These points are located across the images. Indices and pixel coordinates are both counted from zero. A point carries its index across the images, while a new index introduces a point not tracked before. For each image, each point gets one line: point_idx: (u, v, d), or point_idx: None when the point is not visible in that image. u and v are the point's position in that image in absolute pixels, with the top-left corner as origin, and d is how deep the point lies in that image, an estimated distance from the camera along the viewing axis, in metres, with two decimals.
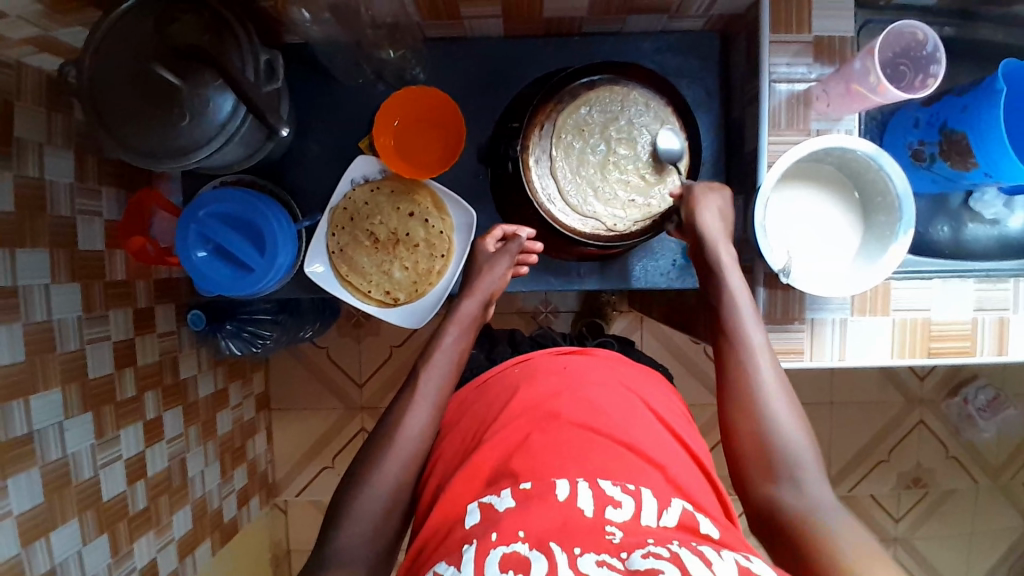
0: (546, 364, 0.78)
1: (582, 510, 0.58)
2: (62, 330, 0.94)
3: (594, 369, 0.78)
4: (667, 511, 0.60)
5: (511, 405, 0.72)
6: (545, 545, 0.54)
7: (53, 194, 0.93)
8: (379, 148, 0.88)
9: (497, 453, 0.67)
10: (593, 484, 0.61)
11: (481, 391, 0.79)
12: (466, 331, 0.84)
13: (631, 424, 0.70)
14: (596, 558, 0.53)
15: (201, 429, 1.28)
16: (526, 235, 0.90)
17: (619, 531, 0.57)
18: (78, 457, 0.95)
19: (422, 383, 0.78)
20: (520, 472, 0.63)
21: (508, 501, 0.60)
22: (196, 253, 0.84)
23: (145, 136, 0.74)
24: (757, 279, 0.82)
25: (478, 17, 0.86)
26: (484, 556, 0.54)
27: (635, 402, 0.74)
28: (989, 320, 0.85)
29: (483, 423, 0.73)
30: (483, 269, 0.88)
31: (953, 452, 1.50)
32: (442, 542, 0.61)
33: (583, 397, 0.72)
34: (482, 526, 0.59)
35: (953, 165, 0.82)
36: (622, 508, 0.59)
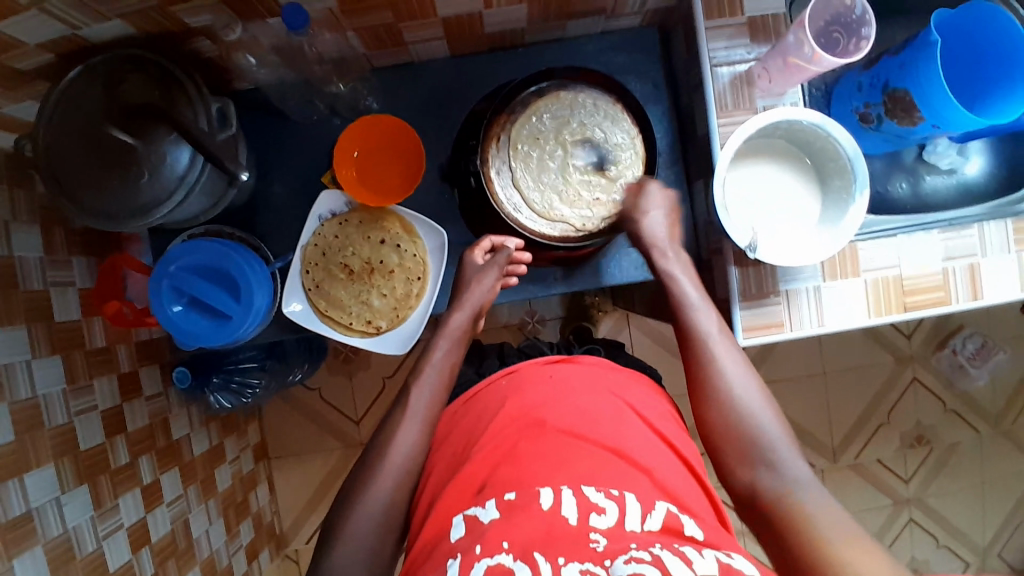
0: (532, 373, 0.80)
1: (566, 518, 0.60)
2: (48, 404, 0.93)
3: (579, 377, 0.80)
4: (651, 515, 0.62)
5: (499, 418, 0.75)
6: (529, 556, 0.56)
7: (24, 270, 0.93)
8: (341, 180, 0.89)
9: (485, 466, 0.70)
10: (577, 492, 0.63)
11: (471, 406, 0.81)
12: (456, 344, 0.88)
13: (617, 428, 0.73)
14: (579, 567, 0.55)
15: (202, 487, 1.27)
16: (513, 245, 0.90)
17: (603, 538, 0.58)
18: (80, 530, 0.94)
19: (412, 399, 0.82)
20: (506, 483, 0.66)
21: (493, 512, 0.63)
22: (172, 307, 0.84)
23: (106, 199, 0.75)
24: (727, 259, 0.83)
25: (422, 41, 0.88)
26: (468, 569, 0.57)
27: (619, 406, 0.76)
28: (958, 268, 0.86)
29: (473, 435, 0.75)
30: (472, 283, 0.90)
31: (951, 404, 1.51)
32: (431, 555, 0.64)
33: (570, 405, 0.74)
34: (467, 540, 0.61)
35: (900, 122, 0.85)
36: (607, 515, 0.61)
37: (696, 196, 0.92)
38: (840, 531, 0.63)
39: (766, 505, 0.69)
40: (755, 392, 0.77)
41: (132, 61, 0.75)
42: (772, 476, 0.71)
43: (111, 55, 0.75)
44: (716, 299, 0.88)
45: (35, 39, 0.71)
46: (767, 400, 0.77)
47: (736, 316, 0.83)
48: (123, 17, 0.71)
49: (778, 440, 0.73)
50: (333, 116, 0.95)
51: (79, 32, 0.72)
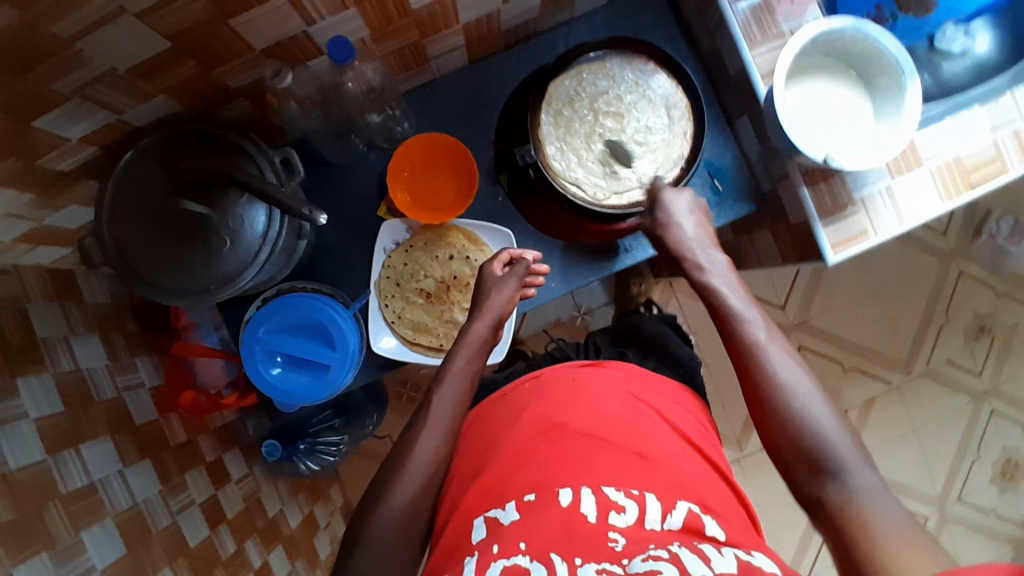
0: (557, 377, 0.83)
1: (585, 515, 0.62)
2: (150, 509, 0.90)
3: (602, 382, 0.81)
4: (673, 514, 0.64)
5: (518, 424, 0.76)
6: (547, 556, 0.57)
7: (95, 379, 0.90)
8: (398, 204, 0.89)
9: (505, 467, 0.70)
10: (596, 490, 0.64)
11: (499, 406, 0.82)
12: (477, 354, 0.84)
13: (643, 429, 0.74)
14: (596, 567, 0.55)
15: (308, 560, 1.24)
16: (531, 257, 0.89)
17: (622, 538, 0.59)
18: None
19: (434, 407, 0.78)
20: (526, 486, 0.66)
21: (513, 513, 0.63)
22: (270, 371, 0.83)
23: (191, 276, 0.74)
24: (797, 182, 0.84)
25: (442, 53, 0.89)
26: (486, 567, 0.57)
27: (641, 408, 0.78)
28: (1006, 138, 0.89)
29: (498, 436, 0.77)
30: (492, 292, 0.86)
31: (1002, 288, 1.53)
32: (452, 556, 0.64)
33: (589, 411, 0.75)
34: (487, 540, 0.62)
35: (915, 15, 0.90)
36: (626, 513, 0.62)
37: (742, 134, 0.93)
38: (894, 528, 0.59)
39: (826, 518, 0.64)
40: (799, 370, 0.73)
41: (183, 135, 0.75)
42: (831, 481, 0.65)
43: (159, 136, 0.74)
44: (793, 226, 0.90)
45: (76, 134, 0.70)
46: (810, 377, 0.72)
47: (821, 236, 0.84)
48: (166, 92, 0.72)
49: (823, 416, 0.69)
50: (370, 151, 0.95)
51: (122, 116, 0.72)
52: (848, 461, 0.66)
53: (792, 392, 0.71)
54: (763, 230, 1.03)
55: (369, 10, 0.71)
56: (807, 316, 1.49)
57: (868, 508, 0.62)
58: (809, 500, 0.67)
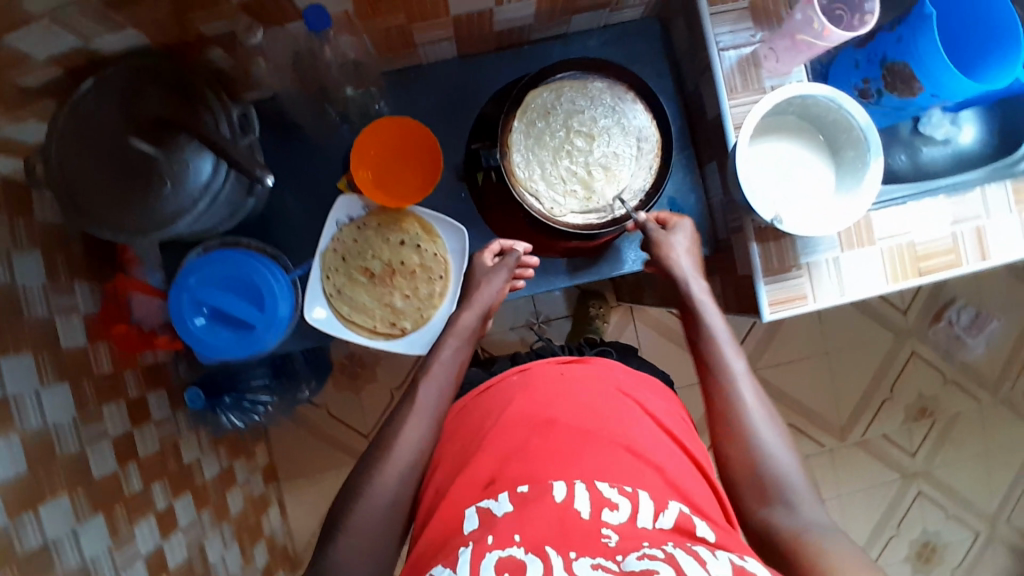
0: (543, 372, 0.81)
1: (578, 511, 0.63)
2: (59, 434, 0.91)
3: (590, 376, 0.80)
4: (665, 513, 0.64)
5: (506, 419, 0.75)
6: (541, 549, 0.59)
7: (26, 297, 0.91)
8: (358, 181, 0.87)
9: (493, 460, 0.71)
10: (590, 486, 0.65)
11: (484, 398, 0.81)
12: (463, 343, 0.87)
13: (629, 426, 0.74)
14: (591, 562, 0.58)
15: (214, 512, 1.26)
16: (522, 248, 0.91)
17: (615, 534, 0.61)
18: (97, 562, 0.93)
19: (421, 393, 0.81)
20: (516, 477, 0.68)
21: (506, 504, 0.65)
22: (194, 320, 0.83)
23: (130, 213, 0.73)
24: (748, 236, 0.85)
25: (430, 42, 0.88)
26: (480, 559, 0.58)
27: (630, 405, 0.78)
28: (966, 232, 0.89)
29: (482, 429, 0.77)
30: (481, 283, 0.88)
31: (951, 375, 1.54)
32: (441, 548, 0.65)
33: (579, 404, 0.75)
34: (480, 531, 0.63)
35: (900, 94, 0.89)
36: (619, 510, 0.63)
37: (708, 179, 0.94)
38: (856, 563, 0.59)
39: (779, 548, 0.66)
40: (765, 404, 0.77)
41: (145, 74, 0.74)
42: (789, 515, 0.68)
43: (120, 70, 0.73)
44: (739, 277, 0.89)
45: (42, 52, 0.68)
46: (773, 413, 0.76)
47: (762, 291, 0.85)
48: (139, 29, 0.71)
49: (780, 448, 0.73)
50: (342, 122, 0.93)
51: (89, 44, 0.70)
52: (798, 494, 0.69)
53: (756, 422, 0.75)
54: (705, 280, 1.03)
55: None
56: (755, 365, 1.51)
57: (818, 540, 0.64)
58: (753, 527, 0.70)
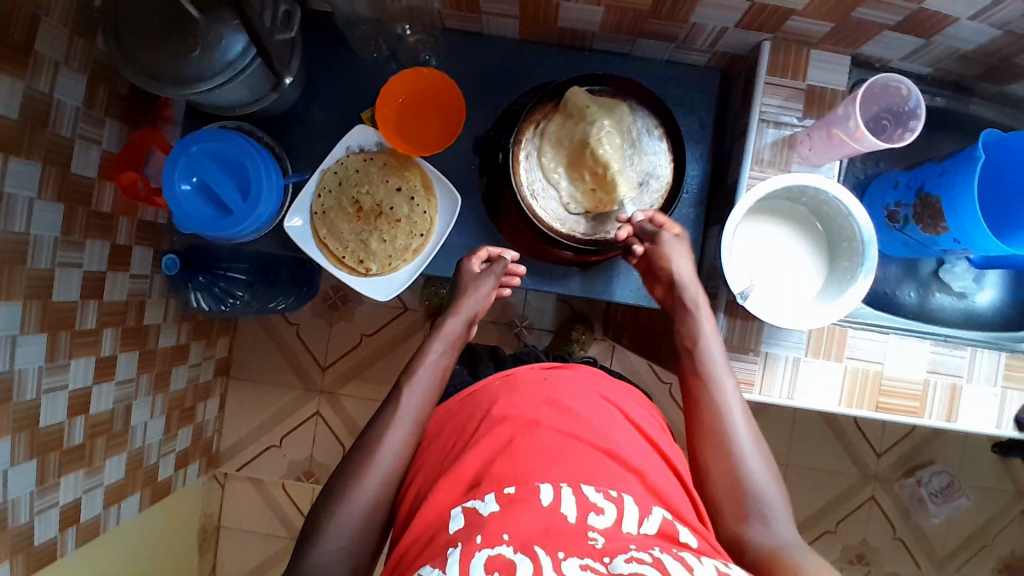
0: (528, 376, 0.80)
1: (565, 515, 0.60)
2: (36, 247, 0.96)
3: (576, 382, 0.80)
4: (648, 519, 0.63)
5: (490, 418, 0.74)
6: (530, 549, 0.56)
7: (58, 112, 0.97)
8: (379, 119, 0.90)
9: (479, 457, 0.69)
10: (577, 490, 0.63)
11: (466, 402, 0.80)
12: (450, 349, 0.86)
13: (609, 434, 0.73)
14: (579, 563, 0.55)
15: (154, 380, 1.31)
16: (510, 257, 0.91)
17: (601, 537, 0.59)
18: (24, 375, 0.97)
19: (405, 399, 0.79)
20: (503, 477, 0.65)
21: (493, 505, 0.62)
22: (181, 185, 0.85)
23: (156, 60, 0.77)
24: (719, 306, 0.84)
25: (495, 14, 0.90)
26: (469, 559, 0.55)
27: (614, 416, 0.77)
28: (941, 384, 0.86)
29: (466, 431, 0.75)
30: (468, 291, 0.89)
31: (901, 534, 1.48)
32: (426, 547, 0.62)
33: (560, 408, 0.74)
34: (467, 530, 0.60)
35: (924, 229, 0.86)
36: (605, 515, 0.61)
37: (710, 241, 0.93)
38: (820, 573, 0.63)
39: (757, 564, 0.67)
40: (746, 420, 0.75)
41: None
42: (762, 522, 0.69)
43: None
44: None
45: None
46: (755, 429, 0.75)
47: None
48: None
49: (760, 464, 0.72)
50: (391, 60, 0.97)
51: None
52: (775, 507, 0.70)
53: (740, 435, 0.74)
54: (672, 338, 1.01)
55: None
56: None
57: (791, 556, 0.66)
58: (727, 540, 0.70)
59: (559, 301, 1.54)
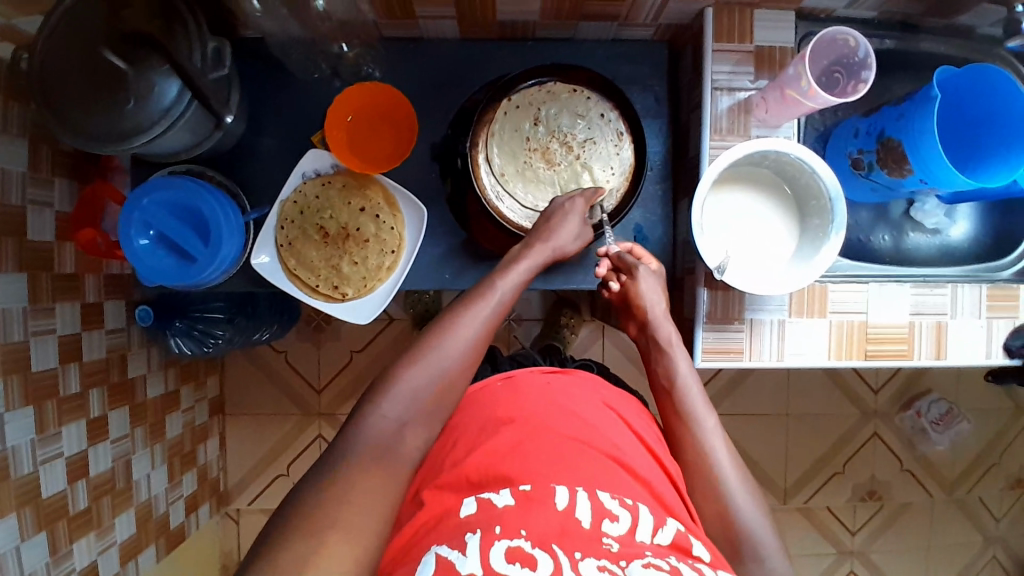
0: (531, 381, 0.80)
1: (580, 519, 0.61)
2: (5, 321, 0.94)
3: (579, 389, 0.80)
4: (662, 530, 0.63)
5: (495, 421, 0.74)
6: (548, 546, 0.57)
7: (4, 181, 0.94)
8: (331, 142, 0.88)
9: (489, 455, 0.68)
10: (592, 495, 0.63)
11: (469, 402, 0.79)
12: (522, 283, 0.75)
13: (614, 436, 0.74)
14: (597, 563, 0.56)
15: (150, 431, 1.29)
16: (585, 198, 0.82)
17: (616, 543, 0.59)
18: (18, 451, 0.96)
19: (464, 318, 0.69)
20: (514, 476, 0.65)
21: (508, 499, 0.63)
22: (138, 240, 0.83)
23: (89, 118, 0.75)
24: (698, 280, 0.83)
25: (432, 18, 0.88)
26: (489, 547, 0.56)
27: (614, 419, 0.77)
28: (925, 324, 0.87)
29: (469, 435, 0.74)
30: (554, 225, 0.79)
31: (908, 465, 1.51)
32: (434, 529, 0.63)
33: (568, 413, 0.75)
34: (483, 519, 0.60)
35: (890, 173, 0.86)
36: (620, 522, 0.61)
37: (681, 215, 0.92)
38: None
39: None
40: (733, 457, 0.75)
41: None
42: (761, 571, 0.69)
43: None
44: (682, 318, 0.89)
45: None
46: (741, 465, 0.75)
47: (698, 338, 0.83)
48: None
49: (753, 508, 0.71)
50: (334, 78, 0.94)
51: None
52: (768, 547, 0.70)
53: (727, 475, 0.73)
54: None
55: None
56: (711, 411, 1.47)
57: None
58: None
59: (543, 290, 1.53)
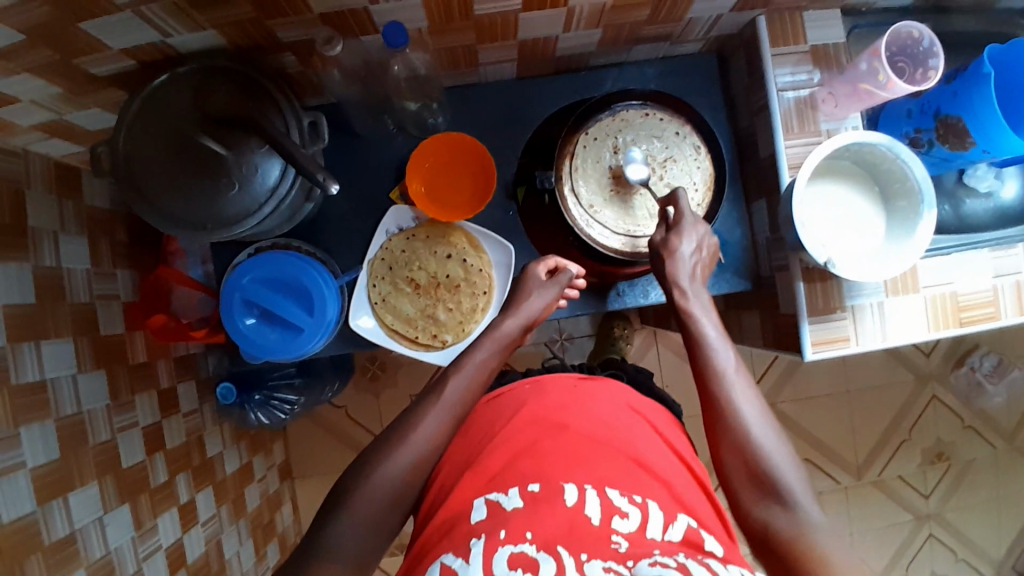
0: (555, 382, 0.82)
1: (589, 517, 0.64)
2: (93, 421, 0.93)
3: (604, 394, 0.81)
4: (673, 526, 0.66)
5: (519, 421, 0.76)
6: (553, 549, 0.61)
7: (70, 280, 0.93)
8: (414, 195, 0.90)
9: (507, 456, 0.72)
10: (601, 492, 0.66)
11: (494, 406, 0.82)
12: (501, 349, 0.84)
13: (637, 438, 0.76)
14: (602, 565, 0.60)
15: (232, 507, 1.27)
16: (575, 270, 0.90)
17: (625, 541, 0.62)
18: (121, 552, 0.93)
19: (451, 385, 0.79)
20: (528, 475, 0.68)
21: (516, 501, 0.66)
22: (244, 320, 0.84)
23: (195, 210, 0.76)
24: (795, 275, 0.86)
25: (493, 62, 0.90)
26: (493, 554, 0.60)
27: (640, 423, 0.79)
28: (1007, 286, 0.91)
29: (492, 429, 0.78)
30: (530, 294, 0.88)
31: (968, 421, 1.55)
32: (446, 535, 0.66)
33: (593, 415, 0.77)
34: (490, 523, 0.64)
35: (951, 147, 0.91)
36: (629, 519, 0.64)
37: (755, 216, 0.95)
38: (849, 562, 0.61)
39: (782, 553, 0.64)
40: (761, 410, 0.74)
41: (217, 73, 0.76)
42: (790, 520, 0.66)
43: (194, 65, 0.76)
44: (780, 315, 0.91)
45: (120, 44, 0.70)
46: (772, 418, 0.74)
47: (805, 331, 0.86)
48: (217, 28, 0.72)
49: (784, 459, 0.70)
50: (398, 133, 0.96)
51: (168, 40, 0.72)
52: (800, 495, 0.68)
53: (753, 424, 0.72)
54: (742, 313, 1.03)
55: (433, 7, 0.73)
56: (775, 399, 1.50)
57: (820, 546, 0.63)
58: (756, 534, 0.68)
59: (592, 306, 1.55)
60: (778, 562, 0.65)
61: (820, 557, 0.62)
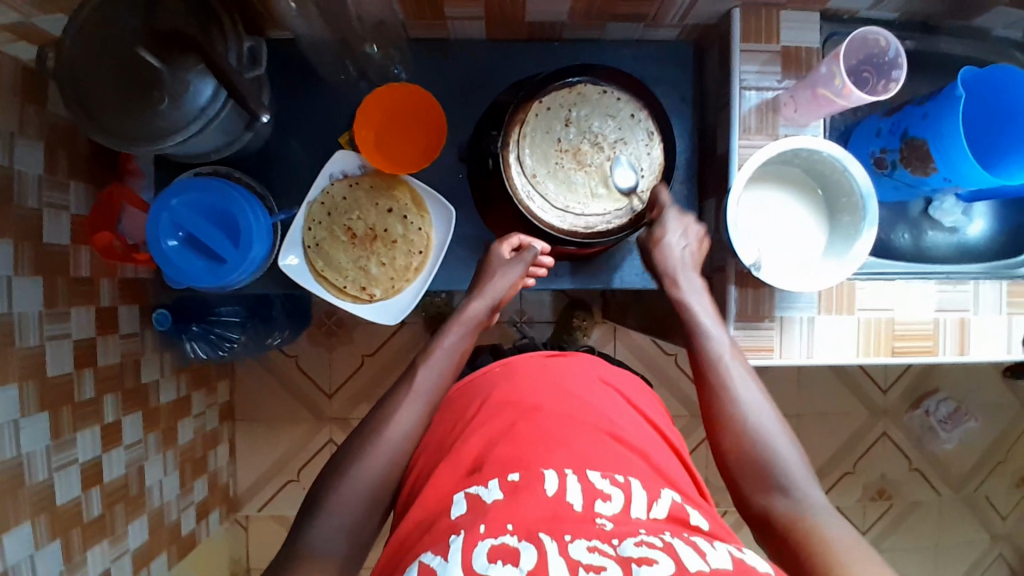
0: (527, 364, 0.80)
1: (571, 503, 0.59)
2: (22, 324, 0.91)
3: (574, 369, 0.80)
4: (656, 504, 0.62)
5: (490, 407, 0.74)
6: (534, 536, 0.54)
7: (21, 182, 0.91)
8: (359, 142, 0.88)
9: (484, 439, 0.70)
10: (582, 477, 0.62)
11: (467, 390, 0.80)
12: (470, 332, 0.86)
13: (607, 412, 0.75)
14: (586, 544, 0.53)
15: (162, 436, 1.27)
16: (540, 247, 0.90)
17: (609, 522, 0.58)
18: (33, 457, 0.93)
19: (419, 377, 0.80)
20: (503, 460, 0.65)
21: (497, 492, 0.61)
22: (167, 241, 0.82)
23: (123, 118, 0.74)
24: (729, 277, 0.85)
25: (461, 18, 0.88)
26: (472, 546, 0.53)
27: (615, 398, 0.78)
28: (949, 321, 0.88)
29: (463, 420, 0.75)
30: (496, 274, 0.87)
31: (917, 463, 1.52)
32: (426, 532, 0.61)
33: (569, 393, 0.76)
34: (468, 517, 0.59)
35: (914, 171, 0.88)
36: (612, 501, 0.60)
37: (707, 214, 0.94)
38: (845, 534, 0.61)
39: (780, 533, 0.65)
40: (756, 395, 0.75)
41: None
42: (788, 500, 0.67)
43: None
44: None
45: None
46: (768, 403, 0.75)
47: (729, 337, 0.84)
48: None
49: (779, 437, 0.72)
50: (360, 80, 0.94)
51: None
52: (798, 476, 0.69)
53: (750, 408, 0.74)
54: None
55: None
56: None
57: (819, 522, 0.63)
58: (755, 517, 0.68)
59: (553, 292, 1.54)
60: (777, 547, 0.65)
61: (821, 534, 0.62)
